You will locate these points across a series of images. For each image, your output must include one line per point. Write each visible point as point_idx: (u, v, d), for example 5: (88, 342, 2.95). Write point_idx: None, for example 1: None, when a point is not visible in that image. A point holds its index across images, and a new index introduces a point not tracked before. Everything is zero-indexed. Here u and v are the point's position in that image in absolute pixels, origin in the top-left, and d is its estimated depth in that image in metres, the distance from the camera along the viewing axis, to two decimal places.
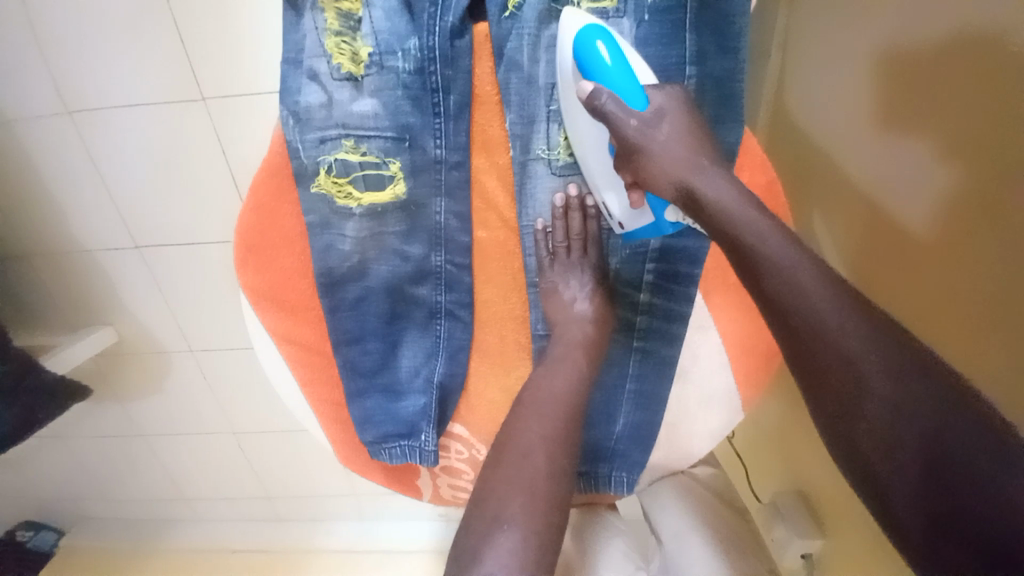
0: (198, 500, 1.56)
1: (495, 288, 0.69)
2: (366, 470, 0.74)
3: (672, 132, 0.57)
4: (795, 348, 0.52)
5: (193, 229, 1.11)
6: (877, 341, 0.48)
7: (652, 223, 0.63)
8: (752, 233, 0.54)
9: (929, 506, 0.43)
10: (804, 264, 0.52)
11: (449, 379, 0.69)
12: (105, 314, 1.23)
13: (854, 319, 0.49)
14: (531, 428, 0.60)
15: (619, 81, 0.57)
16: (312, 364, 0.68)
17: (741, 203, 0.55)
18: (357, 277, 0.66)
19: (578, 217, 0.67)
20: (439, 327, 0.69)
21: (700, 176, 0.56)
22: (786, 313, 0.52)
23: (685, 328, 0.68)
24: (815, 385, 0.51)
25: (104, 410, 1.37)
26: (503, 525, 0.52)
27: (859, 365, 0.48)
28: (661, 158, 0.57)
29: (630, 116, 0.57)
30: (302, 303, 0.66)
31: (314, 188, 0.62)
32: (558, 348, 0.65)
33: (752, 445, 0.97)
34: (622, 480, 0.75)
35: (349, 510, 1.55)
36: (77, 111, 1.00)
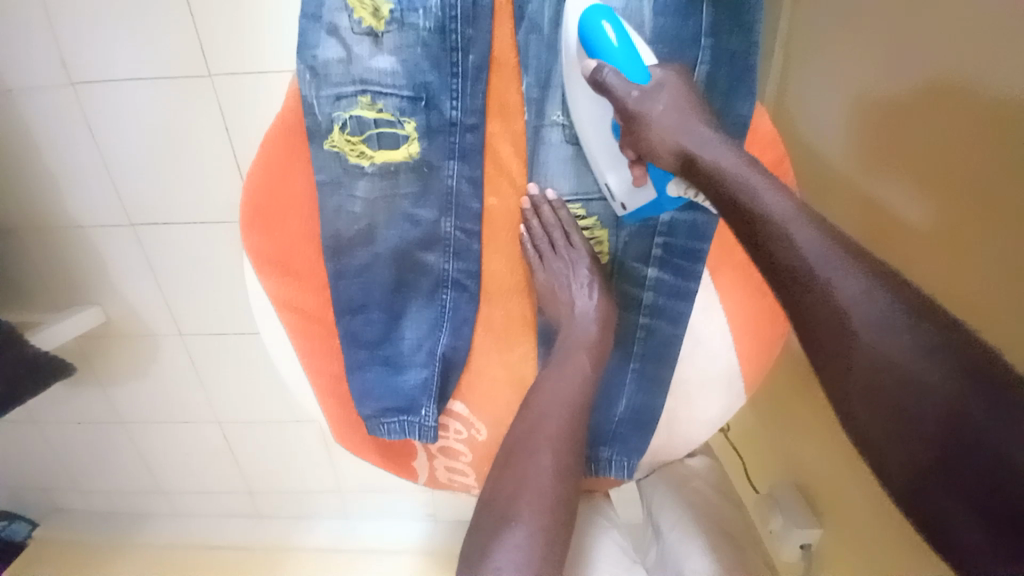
0: (178, 493, 1.52)
1: (503, 261, 0.69)
2: (360, 449, 0.72)
3: (670, 103, 0.58)
4: (802, 321, 0.52)
5: (191, 208, 1.10)
6: (888, 311, 0.47)
7: (653, 200, 0.64)
8: (760, 206, 0.55)
9: (930, 482, 0.43)
10: (815, 236, 0.52)
11: (452, 352, 0.68)
12: (94, 294, 1.20)
13: (871, 302, 0.48)
14: (540, 426, 0.62)
15: (625, 61, 0.58)
16: (314, 334, 0.67)
17: (751, 178, 0.56)
18: (365, 242, 0.65)
19: (548, 211, 0.66)
20: (445, 297, 0.68)
21: (703, 145, 0.57)
22: (794, 286, 0.52)
23: (691, 307, 0.68)
24: (821, 357, 0.51)
25: (87, 394, 1.34)
26: (510, 522, 0.58)
27: (867, 337, 0.47)
28: (660, 127, 0.57)
29: (630, 87, 0.58)
30: (306, 269, 0.65)
31: (327, 146, 0.61)
32: (569, 334, 0.66)
33: (748, 438, 0.97)
34: (622, 465, 0.74)
35: (333, 507, 1.52)
36: (80, 81, 0.99)
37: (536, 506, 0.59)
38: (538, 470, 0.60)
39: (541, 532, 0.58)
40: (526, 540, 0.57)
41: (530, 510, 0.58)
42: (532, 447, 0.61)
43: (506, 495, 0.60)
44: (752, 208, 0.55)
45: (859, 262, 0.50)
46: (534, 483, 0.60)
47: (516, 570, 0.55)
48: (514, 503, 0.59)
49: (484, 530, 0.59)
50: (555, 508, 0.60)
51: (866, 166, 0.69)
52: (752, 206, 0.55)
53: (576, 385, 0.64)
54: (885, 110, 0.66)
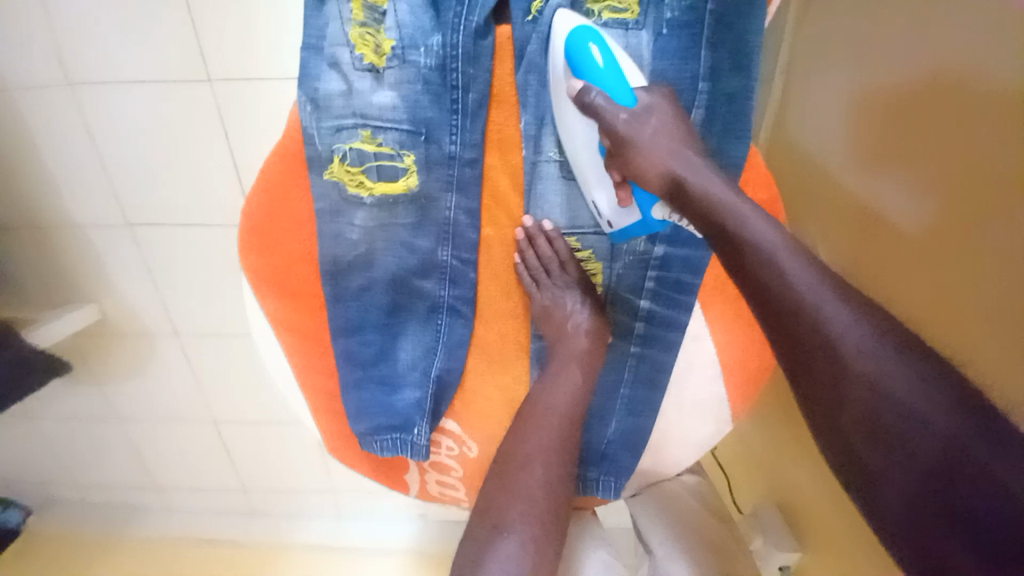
0: (171, 489, 1.53)
1: (498, 285, 0.70)
2: (354, 461, 0.74)
3: (659, 126, 0.59)
4: (788, 351, 0.53)
5: (188, 211, 1.10)
6: (878, 338, 0.49)
7: (640, 221, 0.64)
8: (752, 234, 0.55)
9: (925, 520, 0.44)
10: (803, 266, 0.54)
11: (446, 373, 0.69)
12: (91, 292, 1.21)
13: (856, 321, 0.50)
14: (529, 441, 0.63)
15: (610, 82, 0.60)
16: (311, 351, 0.67)
17: (740, 208, 0.57)
18: (363, 266, 0.66)
19: (543, 243, 0.68)
20: (440, 321, 0.69)
21: (693, 171, 0.58)
22: (783, 313, 0.53)
23: (681, 336, 0.69)
24: (805, 389, 0.52)
25: (81, 390, 1.34)
26: (503, 532, 0.59)
27: (858, 369, 0.49)
28: (649, 148, 0.58)
29: (618, 111, 0.59)
30: (302, 289, 0.66)
31: (326, 176, 0.61)
32: (560, 352, 0.67)
33: (735, 456, 0.99)
34: (609, 487, 0.75)
35: (324, 507, 1.53)
36: (79, 83, 0.99)
37: (528, 516, 0.60)
38: (529, 483, 0.62)
39: (533, 547, 0.59)
40: (521, 552, 0.58)
41: (522, 521, 0.60)
42: (524, 459, 0.63)
43: (495, 509, 0.61)
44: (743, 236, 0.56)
45: (844, 295, 0.52)
46: (526, 494, 0.61)
47: None
48: (505, 515, 0.60)
49: (475, 541, 0.60)
50: (545, 518, 0.61)
51: (856, 212, 0.73)
52: (744, 233, 0.56)
53: (570, 400, 0.65)
54: (872, 157, 0.70)
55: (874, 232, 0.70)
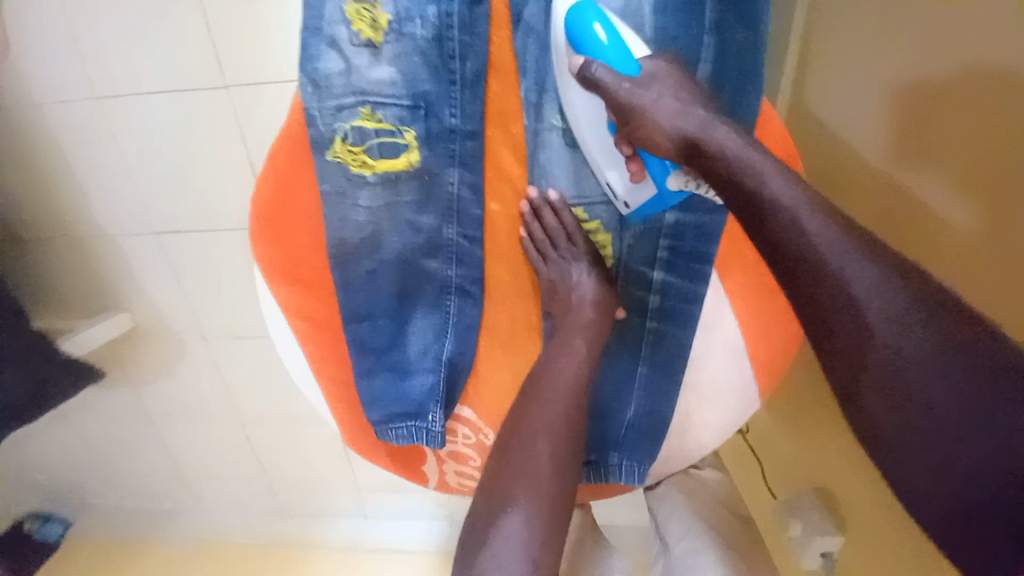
0: (203, 492, 1.57)
1: (505, 264, 0.69)
2: (371, 453, 0.73)
3: (663, 93, 0.56)
4: (811, 317, 0.50)
5: (210, 216, 1.13)
6: (905, 304, 0.46)
7: (654, 196, 0.62)
8: (771, 195, 0.52)
9: (958, 491, 0.42)
10: (826, 225, 0.50)
11: (458, 357, 0.69)
12: (121, 299, 1.25)
13: (881, 285, 0.47)
14: (535, 418, 0.61)
15: (616, 57, 0.58)
16: (323, 339, 0.67)
17: (757, 163, 0.54)
18: (370, 250, 0.65)
19: (549, 214, 0.66)
20: (449, 303, 0.69)
21: (708, 127, 0.55)
22: (805, 278, 0.50)
23: (701, 309, 0.67)
24: (830, 356, 0.50)
25: (117, 396, 1.40)
26: (507, 508, 0.57)
27: (881, 332, 0.46)
28: (655, 114, 0.56)
29: (621, 79, 0.56)
30: (311, 275, 0.66)
31: (329, 156, 0.61)
32: (568, 322, 0.65)
33: (765, 441, 0.94)
34: (632, 470, 0.72)
35: (350, 508, 1.54)
36: (106, 98, 1.04)
37: (533, 494, 0.58)
38: (535, 460, 0.60)
39: (536, 525, 0.57)
40: (524, 530, 0.56)
41: (526, 498, 0.57)
42: (528, 437, 0.60)
43: (498, 490, 0.59)
44: (762, 199, 0.53)
45: (869, 254, 0.48)
46: (531, 474, 0.59)
47: (511, 558, 0.54)
48: (512, 491, 0.58)
49: (480, 519, 0.58)
50: (553, 498, 0.59)
51: (881, 180, 0.70)
52: (761, 195, 0.53)
53: (576, 374, 0.63)
54: (895, 127, 0.67)
55: (896, 199, 0.67)
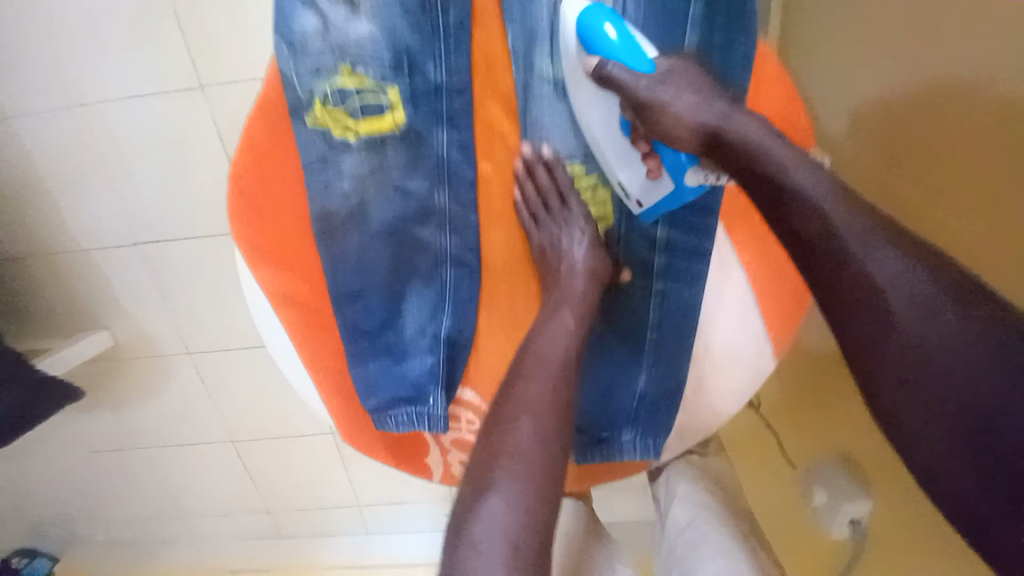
0: (196, 519, 1.50)
1: (501, 232, 0.69)
2: (370, 449, 0.69)
3: (682, 90, 0.58)
4: (831, 298, 0.52)
5: (193, 225, 1.10)
6: (926, 286, 0.47)
7: (672, 192, 0.63)
8: (792, 186, 0.54)
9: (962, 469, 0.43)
10: (851, 215, 0.51)
11: (457, 333, 0.67)
12: (102, 317, 1.20)
13: (904, 268, 0.48)
14: (525, 391, 0.58)
15: (629, 54, 0.59)
16: (312, 323, 0.64)
17: (782, 156, 0.55)
18: (357, 221, 0.64)
19: (542, 172, 0.66)
20: (445, 276, 0.67)
21: (728, 120, 0.57)
22: (826, 262, 0.52)
23: (707, 265, 0.66)
24: (850, 334, 0.51)
25: (102, 421, 1.34)
26: (488, 492, 0.53)
27: (898, 310, 0.48)
28: (674, 110, 0.57)
29: (638, 76, 0.58)
30: (298, 256, 0.63)
31: (310, 121, 0.59)
32: (557, 292, 0.65)
33: (780, 415, 0.91)
34: (647, 446, 0.69)
35: (351, 525, 1.48)
36: (82, 108, 1.01)
37: (515, 474, 0.53)
38: (518, 440, 0.55)
39: (520, 509, 0.52)
40: (505, 517, 0.51)
41: (508, 478, 0.53)
42: (509, 415, 0.57)
43: (480, 469, 0.55)
44: (785, 188, 0.55)
45: (895, 242, 0.50)
46: (515, 452, 0.55)
47: (492, 540, 0.50)
48: (495, 471, 0.54)
49: (462, 505, 0.54)
50: (540, 476, 0.54)
51: (896, 139, 0.65)
52: (784, 185, 0.55)
53: (563, 348, 0.61)
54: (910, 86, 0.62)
55: (906, 162, 0.64)
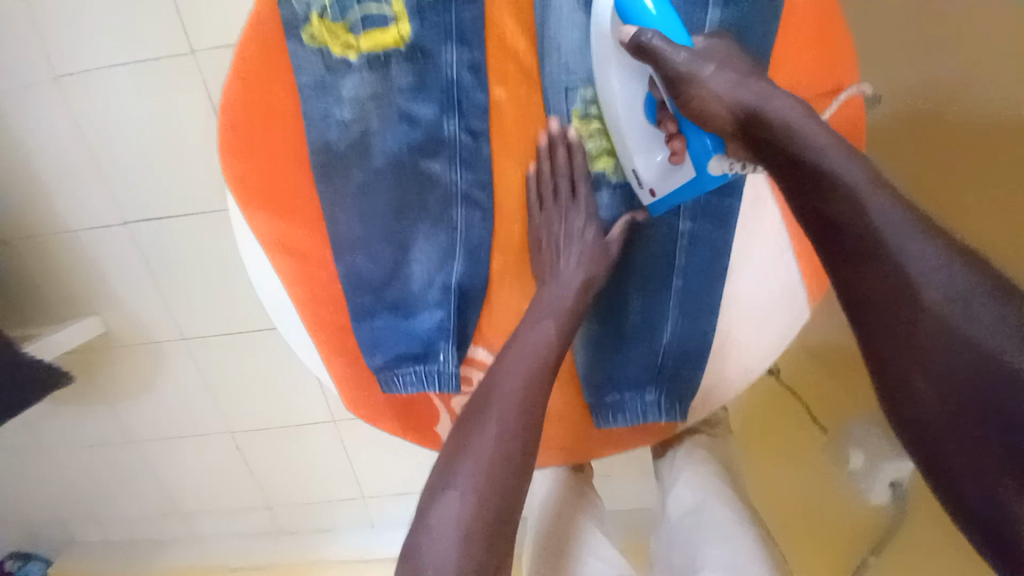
0: (193, 516, 1.44)
1: (516, 165, 0.64)
2: (375, 416, 0.66)
3: (721, 67, 0.53)
4: (859, 294, 0.47)
5: (186, 202, 1.05)
6: (968, 287, 0.42)
7: (692, 179, 0.59)
8: (830, 173, 0.48)
9: (980, 459, 0.41)
10: (886, 204, 0.46)
11: (468, 282, 0.64)
12: (93, 302, 1.15)
13: (945, 266, 0.43)
14: (502, 385, 0.56)
15: (668, 25, 0.55)
16: (309, 276, 0.61)
17: (821, 141, 0.49)
18: (359, 155, 0.61)
19: (562, 152, 0.62)
20: (455, 216, 0.64)
21: (769, 101, 0.50)
22: (854, 256, 0.47)
23: (739, 203, 0.62)
24: (874, 329, 0.47)
25: (94, 414, 1.28)
26: (450, 489, 0.51)
27: (934, 310, 0.43)
28: (710, 87, 0.52)
29: (677, 48, 0.53)
30: (297, 199, 0.60)
31: (308, 38, 0.56)
32: (537, 304, 0.62)
33: (813, 381, 0.86)
34: (673, 407, 0.66)
35: (356, 518, 1.42)
36: (69, 80, 0.97)
37: (472, 473, 0.51)
38: (482, 441, 0.53)
39: (477, 503, 0.50)
40: (461, 511, 0.49)
41: (466, 474, 0.52)
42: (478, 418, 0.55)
43: (444, 463, 0.53)
44: (820, 174, 0.48)
45: (932, 237, 0.45)
46: (476, 453, 0.52)
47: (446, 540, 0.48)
48: (455, 469, 0.52)
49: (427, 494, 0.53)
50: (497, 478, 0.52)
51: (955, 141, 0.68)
52: (820, 171, 0.48)
53: (546, 346, 0.58)
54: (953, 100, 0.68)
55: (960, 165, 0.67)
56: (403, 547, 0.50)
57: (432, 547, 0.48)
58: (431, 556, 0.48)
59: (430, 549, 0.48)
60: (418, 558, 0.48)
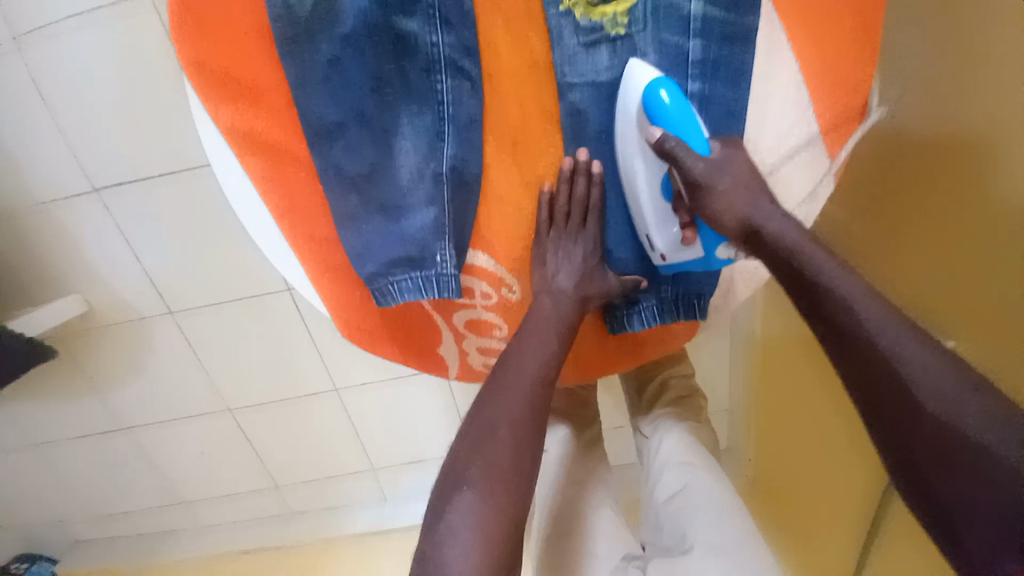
0: (199, 503, 1.39)
1: (503, 22, 0.58)
2: (374, 344, 0.68)
3: (735, 179, 0.58)
4: (864, 390, 0.49)
5: (159, 164, 0.98)
6: (955, 380, 0.44)
7: (702, 257, 0.63)
8: (816, 277, 0.53)
9: (977, 522, 0.42)
10: (873, 307, 0.49)
11: (462, 165, 0.62)
12: (74, 281, 1.10)
13: (930, 356, 0.46)
14: (505, 401, 0.56)
15: (686, 125, 0.57)
16: (282, 174, 0.59)
17: (813, 252, 0.55)
18: (327, 22, 0.56)
19: (582, 183, 0.62)
20: (441, 88, 0.59)
21: (767, 216, 0.57)
22: (850, 351, 0.50)
23: (751, 54, 0.59)
24: (885, 425, 0.47)
25: (89, 403, 1.23)
26: (462, 489, 0.51)
27: (921, 394, 0.45)
28: (728, 196, 0.58)
29: (696, 159, 0.57)
30: (263, 84, 0.57)
31: None
32: (531, 321, 0.63)
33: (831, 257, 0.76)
34: (693, 305, 0.68)
35: (367, 493, 1.38)
36: (24, 39, 0.90)
37: (490, 482, 0.52)
38: (496, 449, 0.53)
39: (493, 506, 0.51)
40: (479, 510, 0.50)
41: (483, 475, 0.52)
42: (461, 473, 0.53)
43: (452, 473, 0.53)
44: (806, 275, 0.54)
45: (916, 331, 0.48)
46: (490, 455, 0.53)
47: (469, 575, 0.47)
48: (468, 470, 0.52)
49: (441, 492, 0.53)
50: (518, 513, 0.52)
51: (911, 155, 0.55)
52: (810, 275, 0.54)
53: (539, 366, 0.59)
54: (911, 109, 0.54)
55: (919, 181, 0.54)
56: (419, 552, 0.50)
57: (450, 546, 0.48)
58: (450, 562, 0.47)
59: (451, 551, 0.48)
60: (437, 557, 0.48)
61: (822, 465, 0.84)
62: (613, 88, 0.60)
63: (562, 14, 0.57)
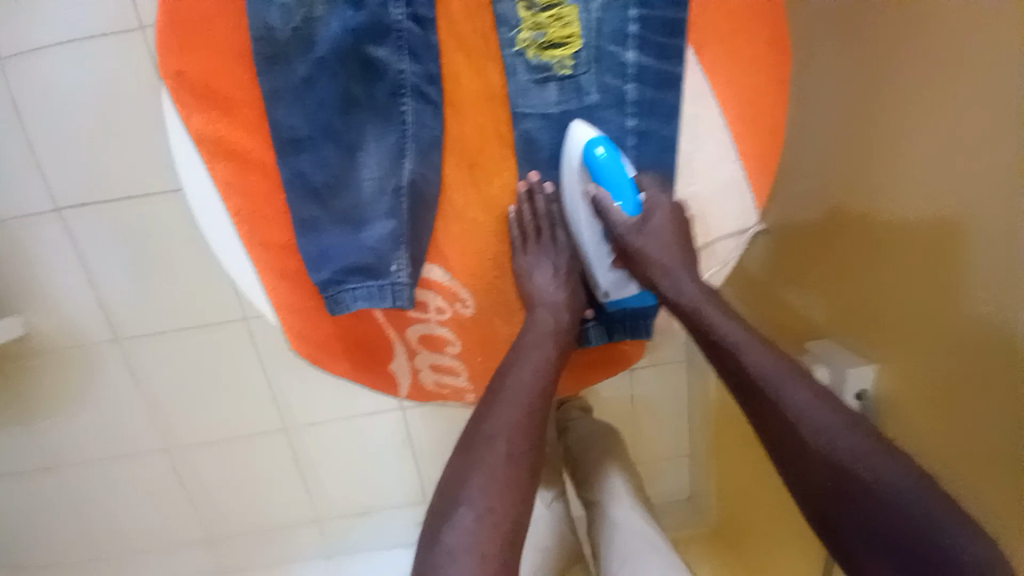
0: (120, 558, 1.25)
1: (465, 57, 0.65)
2: (327, 359, 0.71)
3: (656, 228, 0.65)
4: (767, 430, 0.57)
5: (131, 186, 0.99)
6: (831, 419, 0.53)
7: (637, 292, 0.71)
8: (716, 331, 0.61)
9: (864, 539, 0.51)
10: (764, 357, 0.58)
11: (421, 180, 0.65)
12: (18, 302, 1.05)
13: (812, 398, 0.55)
14: (499, 414, 0.58)
15: (618, 182, 0.65)
16: (246, 180, 0.63)
17: (709, 308, 0.62)
18: (302, 46, 0.61)
19: (541, 200, 0.69)
20: (405, 109, 0.64)
21: (673, 270, 0.65)
22: (752, 397, 0.58)
23: (678, 95, 0.67)
24: (786, 459, 0.56)
25: (10, 437, 1.13)
26: (460, 506, 0.53)
27: (808, 433, 0.54)
28: (650, 246, 0.65)
29: (621, 215, 0.65)
30: (238, 98, 0.62)
31: None
32: (531, 335, 0.65)
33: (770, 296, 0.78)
34: (639, 326, 0.74)
35: (312, 549, 1.26)
36: (10, 62, 0.93)
37: (488, 491, 0.54)
38: (494, 459, 0.55)
39: (491, 521, 0.53)
40: (474, 529, 0.52)
41: (479, 492, 0.54)
42: (455, 495, 0.54)
43: (449, 487, 0.56)
44: (704, 327, 0.62)
45: (800, 375, 0.57)
46: (486, 466, 0.55)
47: None
48: (467, 487, 0.54)
49: (437, 516, 0.55)
50: (511, 533, 0.53)
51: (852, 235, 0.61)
52: (710, 330, 0.61)
53: (536, 379, 0.61)
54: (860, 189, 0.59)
55: (863, 255, 0.60)
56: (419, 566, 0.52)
57: (454, 567, 0.50)
58: None
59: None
60: None
61: (779, 504, 0.83)
62: (562, 119, 0.66)
63: (517, 54, 0.64)
